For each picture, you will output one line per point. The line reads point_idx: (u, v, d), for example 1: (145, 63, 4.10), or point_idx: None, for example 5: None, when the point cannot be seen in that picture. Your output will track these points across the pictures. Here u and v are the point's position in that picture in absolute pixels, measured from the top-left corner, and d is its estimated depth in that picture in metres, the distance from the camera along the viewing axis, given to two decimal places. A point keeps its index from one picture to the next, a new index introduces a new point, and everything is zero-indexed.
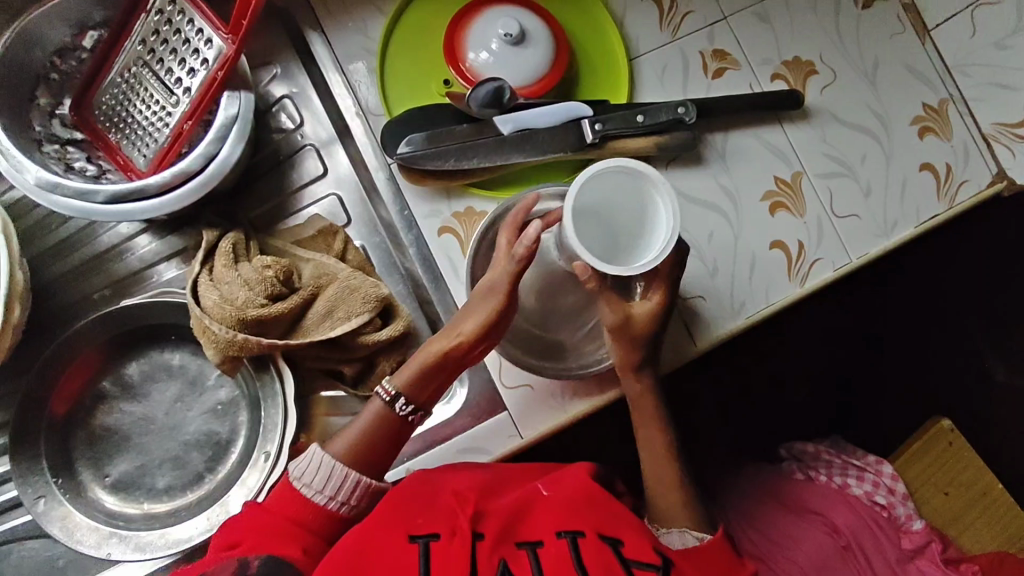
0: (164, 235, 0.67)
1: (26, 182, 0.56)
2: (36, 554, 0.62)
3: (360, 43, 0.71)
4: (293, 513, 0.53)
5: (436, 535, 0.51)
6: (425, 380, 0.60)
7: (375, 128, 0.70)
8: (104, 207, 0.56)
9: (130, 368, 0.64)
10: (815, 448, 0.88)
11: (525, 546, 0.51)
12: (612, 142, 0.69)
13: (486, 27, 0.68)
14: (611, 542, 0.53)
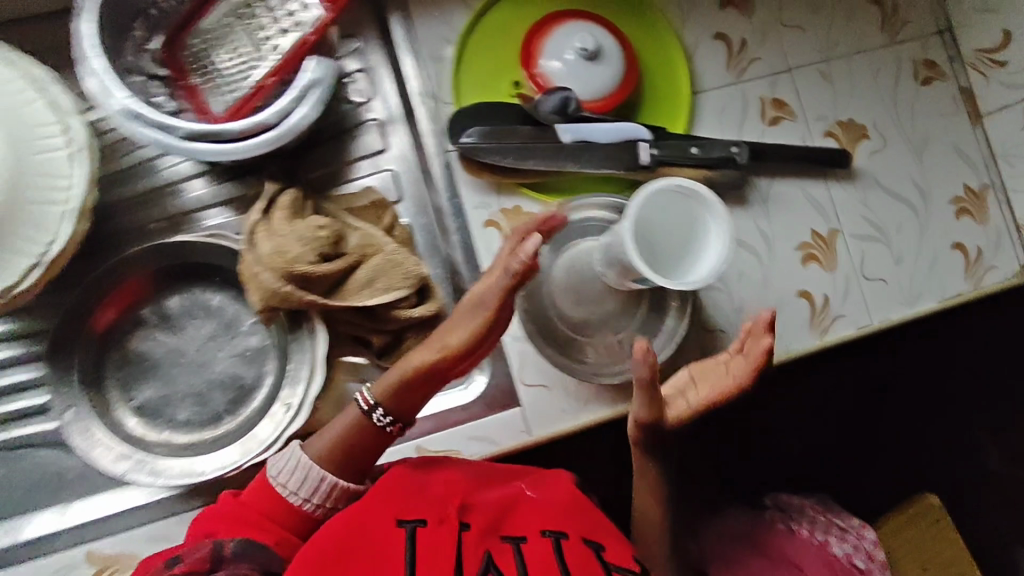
0: (219, 182, 0.69)
1: (112, 106, 0.58)
2: (49, 462, 0.64)
3: (442, 34, 0.73)
4: (269, 507, 0.54)
5: (423, 521, 0.53)
6: (405, 392, 0.59)
7: (440, 115, 0.72)
8: (181, 142, 0.59)
9: (172, 300, 0.66)
10: (801, 502, 0.92)
11: (510, 541, 0.55)
12: (663, 168, 0.71)
13: (564, 37, 0.70)
14: (590, 544, 0.58)
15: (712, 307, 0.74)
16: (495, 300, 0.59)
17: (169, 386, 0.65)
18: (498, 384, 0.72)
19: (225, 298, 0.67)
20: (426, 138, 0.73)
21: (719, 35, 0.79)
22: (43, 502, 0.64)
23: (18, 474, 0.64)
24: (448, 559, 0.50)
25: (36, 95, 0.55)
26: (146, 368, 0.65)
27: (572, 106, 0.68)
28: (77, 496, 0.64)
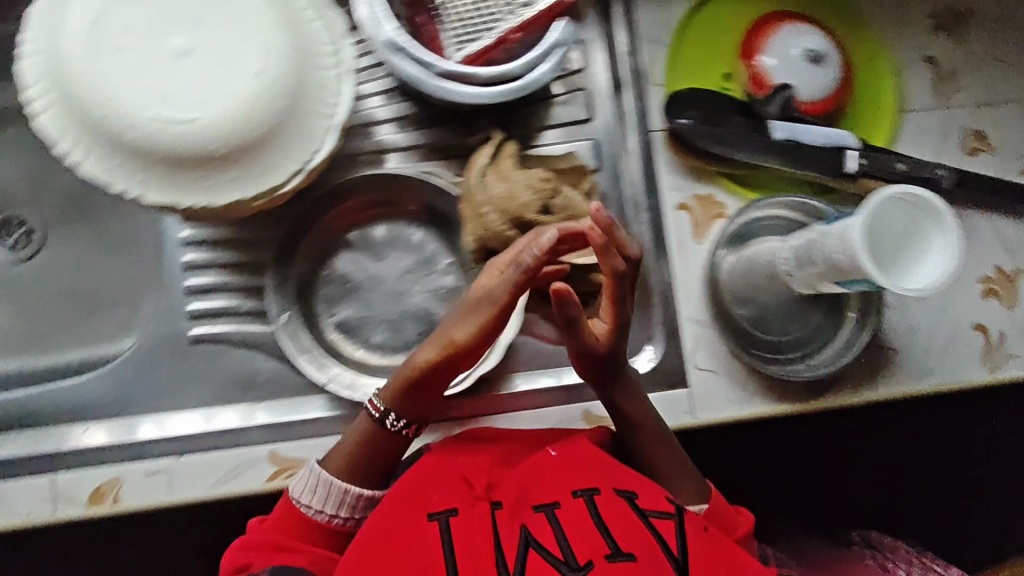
0: (411, 128, 0.71)
1: (379, 37, 0.60)
2: (240, 364, 0.68)
3: (659, 16, 0.74)
4: (296, 530, 0.57)
5: (453, 509, 0.54)
6: (408, 396, 0.59)
7: (648, 96, 0.73)
8: (435, 80, 0.61)
9: (378, 229, 0.71)
10: (893, 542, 0.81)
11: (543, 509, 0.53)
12: (865, 181, 0.70)
13: (790, 36, 0.71)
14: (623, 494, 0.55)
15: (887, 324, 0.74)
16: (497, 296, 0.58)
17: (365, 308, 0.70)
18: (665, 365, 0.73)
19: (427, 236, 0.71)
20: (629, 115, 0.74)
21: (928, 58, 0.77)
22: (235, 399, 0.68)
23: (210, 371, 0.68)
24: (487, 546, 0.50)
25: (312, 11, 0.56)
26: (346, 289, 0.70)
27: (788, 106, 0.69)
28: (268, 398, 0.68)
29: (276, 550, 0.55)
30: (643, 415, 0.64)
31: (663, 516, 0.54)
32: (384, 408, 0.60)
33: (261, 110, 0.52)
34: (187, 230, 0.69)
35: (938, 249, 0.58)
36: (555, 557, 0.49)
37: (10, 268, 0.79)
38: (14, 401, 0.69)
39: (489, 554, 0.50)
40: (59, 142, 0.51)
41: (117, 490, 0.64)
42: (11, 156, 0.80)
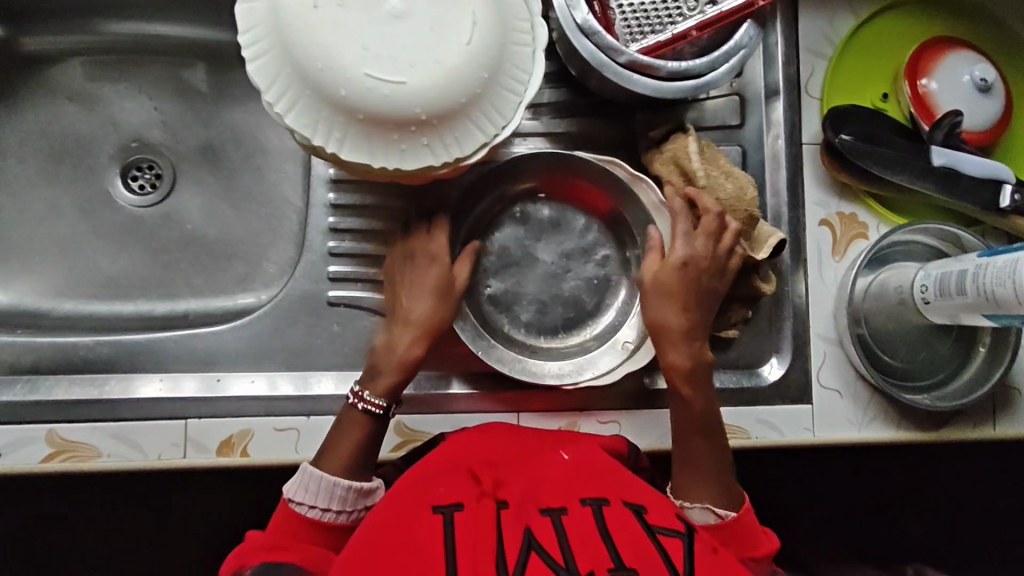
0: (555, 117, 0.73)
1: (572, 18, 0.62)
2: (373, 331, 0.68)
3: (824, 29, 0.73)
4: (287, 530, 0.54)
5: (460, 504, 0.48)
6: (396, 375, 0.60)
7: (803, 108, 0.72)
8: (617, 68, 0.62)
9: (544, 209, 0.71)
10: None
11: (551, 512, 0.47)
12: (1015, 218, 0.69)
13: (963, 59, 0.69)
14: (634, 508, 0.49)
15: (1018, 364, 0.73)
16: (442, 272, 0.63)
17: (519, 286, 0.70)
18: (791, 380, 0.72)
19: (590, 224, 0.71)
20: (781, 126, 0.73)
21: None
22: None
23: (343, 334, 0.68)
24: (489, 541, 0.44)
25: None
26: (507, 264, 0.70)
27: (954, 132, 0.68)
28: None
29: (267, 551, 0.52)
30: (694, 393, 0.62)
31: (673, 533, 0.47)
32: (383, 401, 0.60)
33: (465, 79, 0.52)
34: (333, 194, 0.70)
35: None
36: (555, 561, 0.43)
37: (136, 210, 0.79)
38: (144, 343, 0.68)
39: (494, 555, 0.44)
40: (267, 91, 0.52)
41: (245, 443, 0.63)
42: (148, 98, 0.79)
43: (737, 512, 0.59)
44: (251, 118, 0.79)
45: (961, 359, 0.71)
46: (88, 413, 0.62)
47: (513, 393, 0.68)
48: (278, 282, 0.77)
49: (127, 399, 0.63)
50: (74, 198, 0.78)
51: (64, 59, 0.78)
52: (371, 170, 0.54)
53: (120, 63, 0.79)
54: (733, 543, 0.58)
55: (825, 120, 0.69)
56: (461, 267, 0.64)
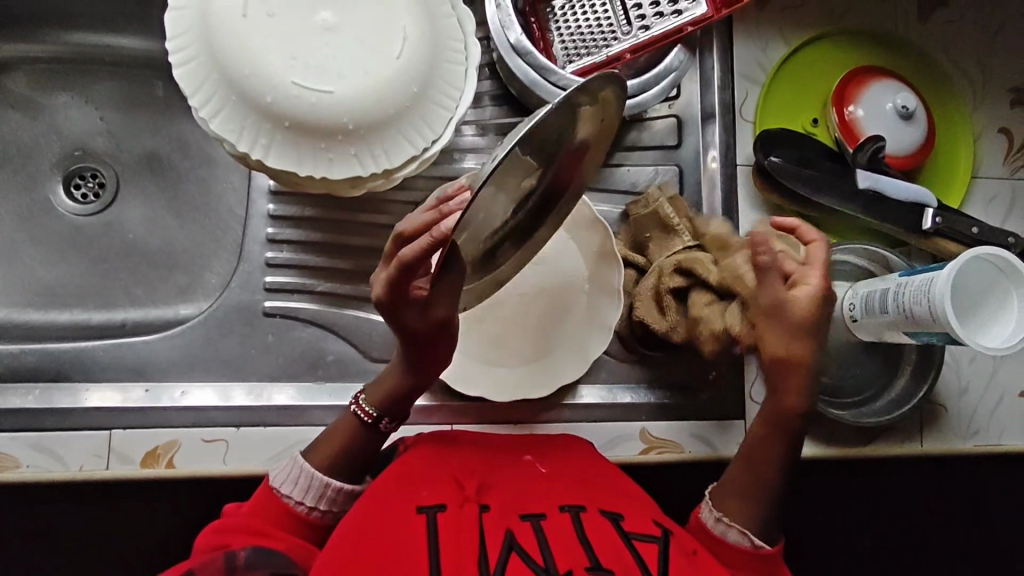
0: (498, 133, 0.72)
1: (507, 39, 0.64)
2: (308, 341, 0.68)
3: (757, 57, 0.76)
4: (269, 516, 0.51)
5: (442, 505, 0.48)
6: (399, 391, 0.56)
7: (738, 130, 0.75)
8: (551, 87, 0.64)
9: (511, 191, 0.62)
10: None
11: (531, 518, 0.48)
12: (939, 239, 0.72)
13: (886, 88, 0.72)
14: (611, 516, 0.49)
15: (941, 382, 0.75)
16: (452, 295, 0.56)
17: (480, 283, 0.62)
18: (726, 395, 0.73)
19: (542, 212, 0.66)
20: (717, 147, 0.74)
21: (1004, 129, 0.79)
22: (300, 377, 0.67)
23: (279, 344, 0.68)
24: (472, 540, 0.45)
25: (450, 7, 0.58)
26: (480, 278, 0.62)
27: (877, 157, 0.71)
28: (335, 379, 0.67)
29: (251, 534, 0.50)
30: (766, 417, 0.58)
31: (648, 539, 0.48)
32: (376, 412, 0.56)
33: (393, 91, 0.53)
34: (274, 205, 0.70)
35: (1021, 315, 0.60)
36: (535, 562, 0.44)
37: (77, 218, 0.78)
38: (73, 351, 0.67)
39: (475, 554, 0.44)
40: (193, 95, 0.52)
41: (172, 454, 0.62)
42: (94, 108, 0.80)
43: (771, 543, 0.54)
44: (197, 130, 0.80)
45: (893, 373, 0.73)
46: (11, 423, 0.61)
47: (445, 404, 0.68)
48: (219, 293, 0.76)
49: (51, 408, 0.62)
50: (13, 205, 0.77)
51: (9, 67, 0.78)
52: (299, 178, 0.55)
53: (67, 72, 0.79)
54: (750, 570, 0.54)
55: (757, 142, 0.72)
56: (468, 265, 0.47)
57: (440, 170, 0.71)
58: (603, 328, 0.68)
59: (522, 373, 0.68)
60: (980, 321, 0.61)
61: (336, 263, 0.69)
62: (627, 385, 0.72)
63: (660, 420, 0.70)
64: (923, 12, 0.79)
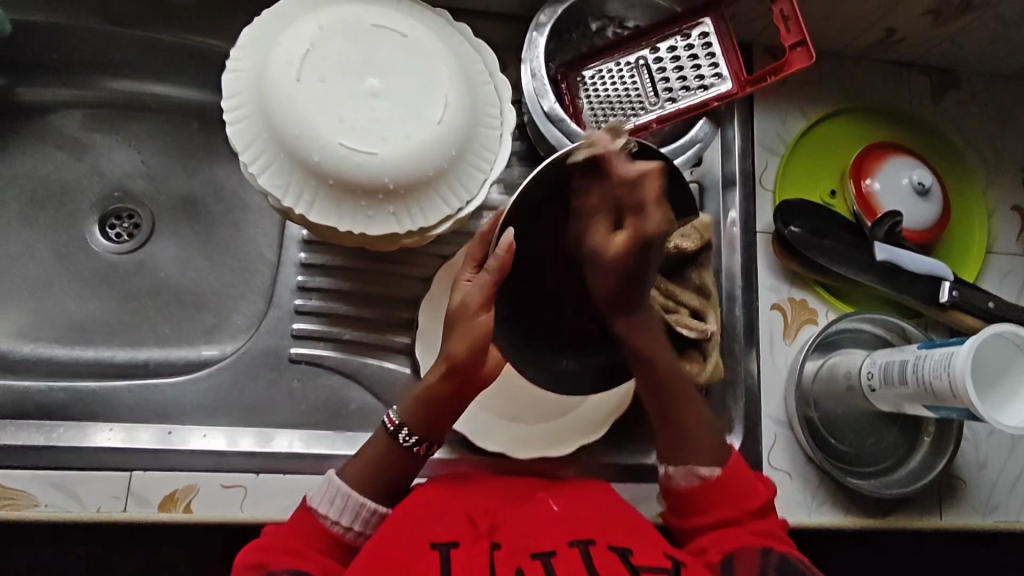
0: None
1: (540, 106, 0.67)
2: (331, 389, 0.69)
3: (777, 128, 0.78)
4: (307, 539, 0.52)
5: (456, 542, 0.48)
6: (428, 409, 0.56)
7: (758, 198, 0.77)
8: None
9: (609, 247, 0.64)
10: None
11: (541, 556, 0.47)
12: (955, 312, 0.73)
13: (902, 165, 0.75)
14: (619, 551, 0.48)
15: (960, 455, 0.75)
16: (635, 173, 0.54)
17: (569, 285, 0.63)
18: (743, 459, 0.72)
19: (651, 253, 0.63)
20: (737, 212, 0.76)
21: (1016, 207, 0.81)
22: (321, 424, 0.67)
23: (301, 390, 0.69)
24: None
25: (487, 76, 0.61)
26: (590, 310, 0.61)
27: (895, 231, 0.73)
28: (355, 428, 0.68)
29: (289, 557, 0.50)
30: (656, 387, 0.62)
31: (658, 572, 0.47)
32: (399, 424, 0.56)
33: (433, 156, 0.56)
34: (305, 254, 0.72)
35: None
36: None
37: (111, 257, 0.80)
38: (99, 391, 0.68)
39: None
40: (243, 151, 0.54)
41: (190, 499, 0.62)
42: (137, 151, 0.83)
43: (723, 468, 0.58)
44: (234, 176, 0.82)
45: (912, 443, 0.73)
46: (32, 461, 0.61)
47: (463, 459, 0.67)
48: (244, 335, 0.77)
49: (72, 447, 0.62)
50: (51, 242, 0.79)
51: (60, 109, 0.81)
52: (337, 233, 0.57)
53: (114, 117, 0.82)
54: (723, 505, 0.57)
55: (776, 211, 0.74)
56: (474, 290, 0.54)
57: (467, 226, 0.73)
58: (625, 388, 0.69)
59: (541, 430, 0.68)
60: (996, 395, 0.62)
61: (363, 312, 0.71)
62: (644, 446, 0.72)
63: None
64: (936, 93, 0.83)
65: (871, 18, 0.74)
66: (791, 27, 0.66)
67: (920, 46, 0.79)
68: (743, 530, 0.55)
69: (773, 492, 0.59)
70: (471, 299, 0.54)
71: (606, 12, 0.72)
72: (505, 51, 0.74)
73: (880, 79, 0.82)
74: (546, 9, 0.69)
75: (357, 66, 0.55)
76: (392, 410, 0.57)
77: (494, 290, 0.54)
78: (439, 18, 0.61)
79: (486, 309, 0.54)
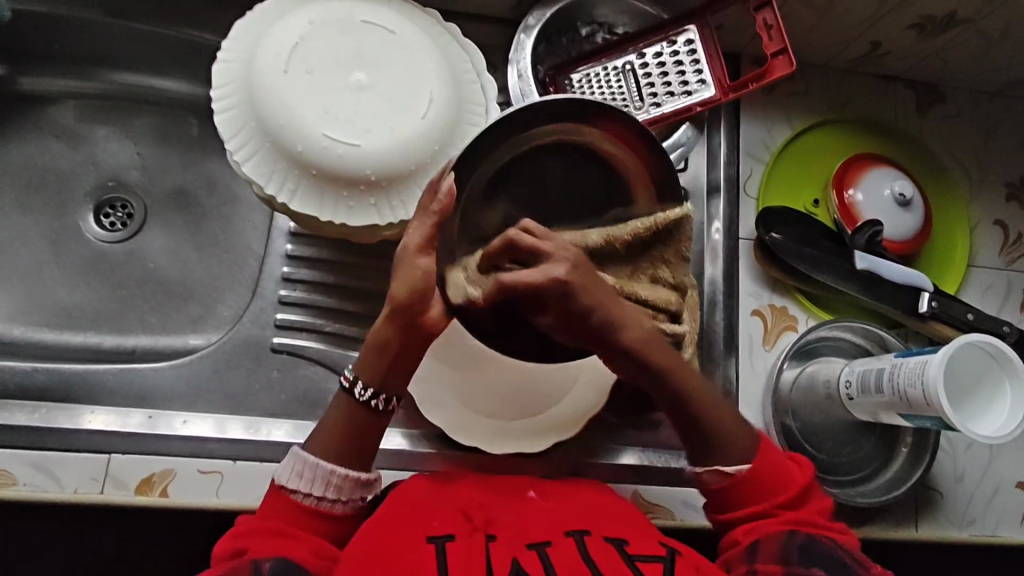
0: None
1: (527, 107, 0.68)
2: (311, 380, 0.69)
3: (762, 136, 0.79)
4: (282, 516, 0.52)
5: (452, 535, 0.49)
6: (380, 355, 0.54)
7: (742, 204, 0.78)
8: None
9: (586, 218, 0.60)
10: None
11: (537, 547, 0.48)
12: (935, 323, 0.74)
13: (884, 176, 0.76)
14: (614, 541, 0.49)
15: (937, 467, 0.75)
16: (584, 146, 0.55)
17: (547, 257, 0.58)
18: None
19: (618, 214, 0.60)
20: (721, 219, 0.76)
21: (999, 222, 0.82)
22: (300, 415, 0.68)
23: (282, 380, 0.69)
24: (480, 566, 0.46)
25: (474, 75, 0.62)
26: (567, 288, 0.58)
27: (875, 240, 0.73)
28: None
29: (269, 537, 0.51)
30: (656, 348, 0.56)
31: (652, 560, 0.48)
32: (353, 377, 0.55)
33: (415, 149, 0.57)
34: (292, 246, 0.73)
35: (1013, 402, 0.61)
36: None
37: (103, 245, 0.81)
38: (83, 374, 0.69)
39: None
40: (230, 140, 0.56)
41: (167, 483, 0.62)
42: (133, 143, 0.84)
43: (752, 463, 0.57)
44: (226, 169, 0.84)
45: (889, 454, 0.74)
46: (12, 441, 0.62)
47: (439, 453, 0.68)
48: (229, 326, 0.78)
49: (55, 429, 0.63)
50: (44, 229, 0.81)
51: (58, 100, 0.83)
52: (319, 223, 0.58)
53: (112, 109, 0.84)
54: (755, 497, 0.56)
55: (759, 217, 0.75)
56: (411, 232, 0.52)
57: None
58: (601, 389, 0.70)
59: (516, 427, 0.69)
60: (974, 408, 0.62)
61: (347, 305, 0.72)
62: (621, 447, 0.72)
63: (653, 483, 0.71)
64: (921, 106, 0.84)
65: (856, 31, 0.75)
66: (773, 36, 0.68)
67: (905, 60, 0.80)
68: (776, 521, 0.55)
69: (806, 475, 0.58)
70: (410, 242, 0.52)
71: (594, 17, 0.74)
72: (495, 54, 0.75)
73: (866, 92, 0.83)
74: (534, 12, 0.71)
75: (345, 60, 0.57)
76: (348, 368, 0.56)
77: (434, 231, 0.52)
78: (428, 16, 0.62)
79: (426, 252, 0.52)
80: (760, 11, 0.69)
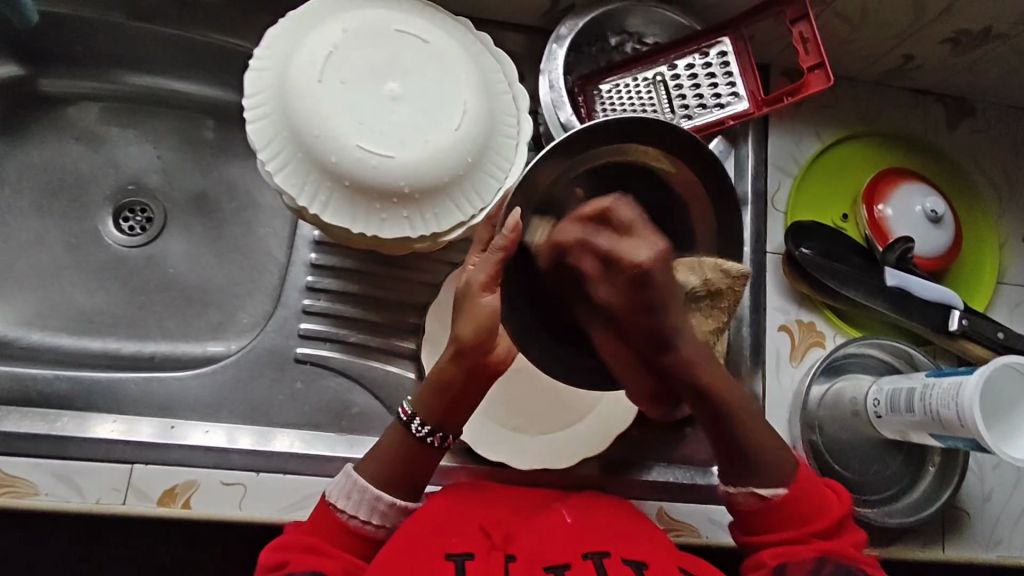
0: None
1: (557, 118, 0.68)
2: (334, 391, 0.69)
3: (791, 149, 0.78)
4: (326, 531, 0.52)
5: (470, 553, 0.48)
6: (441, 396, 0.55)
7: (770, 217, 0.77)
8: None
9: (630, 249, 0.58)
10: None
11: (553, 569, 0.46)
12: (964, 341, 0.73)
13: (914, 192, 0.75)
14: (634, 565, 0.48)
15: (964, 488, 0.74)
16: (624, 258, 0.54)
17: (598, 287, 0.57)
18: None
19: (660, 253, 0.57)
20: (748, 232, 0.75)
21: None
22: (323, 426, 0.67)
23: (305, 390, 0.69)
24: None
25: (507, 86, 0.61)
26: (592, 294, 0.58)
27: (906, 257, 0.72)
28: (356, 431, 0.67)
29: (310, 552, 0.50)
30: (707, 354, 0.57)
31: None
32: (412, 414, 0.56)
33: (448, 162, 0.56)
34: (316, 255, 0.72)
35: None
36: None
37: (122, 249, 0.80)
38: (106, 381, 0.68)
39: None
40: (261, 149, 0.55)
41: (189, 495, 0.61)
42: (154, 146, 0.83)
43: (788, 487, 0.56)
44: (247, 174, 0.83)
45: (916, 473, 0.73)
46: (32, 449, 0.61)
47: (464, 467, 0.67)
48: (250, 333, 0.78)
49: (76, 437, 0.62)
50: (63, 232, 0.80)
51: (79, 101, 0.82)
52: (350, 235, 0.57)
53: (133, 111, 0.83)
54: (789, 522, 0.55)
55: (788, 232, 0.73)
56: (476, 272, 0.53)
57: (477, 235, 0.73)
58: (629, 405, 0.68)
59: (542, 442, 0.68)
60: (1003, 429, 0.61)
61: (372, 316, 0.71)
62: (646, 462, 0.71)
63: (678, 499, 0.70)
64: (951, 121, 0.83)
65: (889, 44, 0.74)
66: (809, 49, 0.67)
67: (938, 74, 0.79)
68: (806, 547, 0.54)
69: (843, 506, 0.56)
70: (475, 280, 0.53)
71: (625, 27, 0.73)
72: (524, 62, 0.75)
73: (896, 106, 0.82)
74: (566, 22, 0.70)
75: (379, 70, 0.56)
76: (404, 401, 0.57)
77: (498, 269, 0.53)
78: (461, 26, 0.62)
79: (490, 290, 0.53)
80: (796, 24, 0.68)
